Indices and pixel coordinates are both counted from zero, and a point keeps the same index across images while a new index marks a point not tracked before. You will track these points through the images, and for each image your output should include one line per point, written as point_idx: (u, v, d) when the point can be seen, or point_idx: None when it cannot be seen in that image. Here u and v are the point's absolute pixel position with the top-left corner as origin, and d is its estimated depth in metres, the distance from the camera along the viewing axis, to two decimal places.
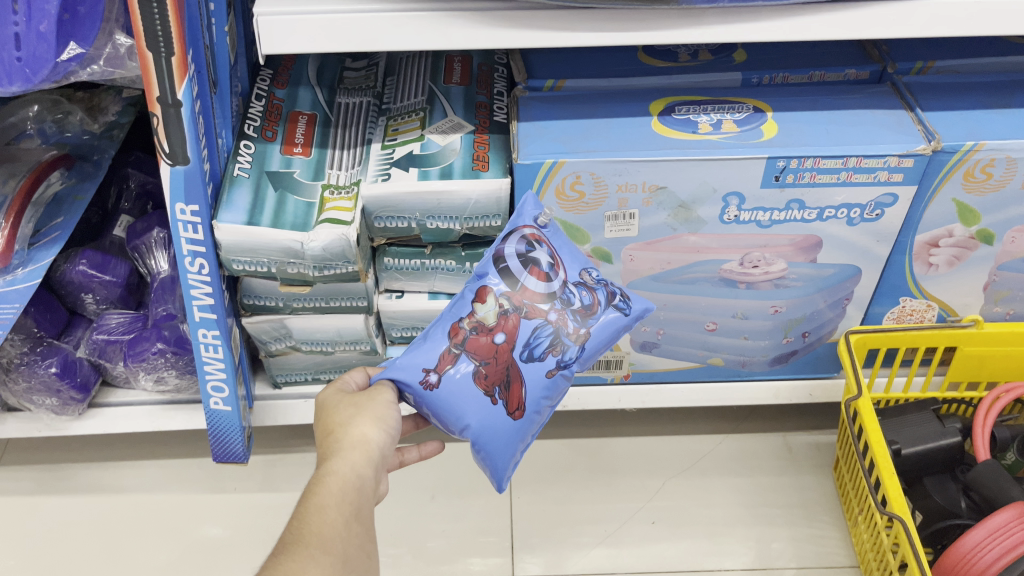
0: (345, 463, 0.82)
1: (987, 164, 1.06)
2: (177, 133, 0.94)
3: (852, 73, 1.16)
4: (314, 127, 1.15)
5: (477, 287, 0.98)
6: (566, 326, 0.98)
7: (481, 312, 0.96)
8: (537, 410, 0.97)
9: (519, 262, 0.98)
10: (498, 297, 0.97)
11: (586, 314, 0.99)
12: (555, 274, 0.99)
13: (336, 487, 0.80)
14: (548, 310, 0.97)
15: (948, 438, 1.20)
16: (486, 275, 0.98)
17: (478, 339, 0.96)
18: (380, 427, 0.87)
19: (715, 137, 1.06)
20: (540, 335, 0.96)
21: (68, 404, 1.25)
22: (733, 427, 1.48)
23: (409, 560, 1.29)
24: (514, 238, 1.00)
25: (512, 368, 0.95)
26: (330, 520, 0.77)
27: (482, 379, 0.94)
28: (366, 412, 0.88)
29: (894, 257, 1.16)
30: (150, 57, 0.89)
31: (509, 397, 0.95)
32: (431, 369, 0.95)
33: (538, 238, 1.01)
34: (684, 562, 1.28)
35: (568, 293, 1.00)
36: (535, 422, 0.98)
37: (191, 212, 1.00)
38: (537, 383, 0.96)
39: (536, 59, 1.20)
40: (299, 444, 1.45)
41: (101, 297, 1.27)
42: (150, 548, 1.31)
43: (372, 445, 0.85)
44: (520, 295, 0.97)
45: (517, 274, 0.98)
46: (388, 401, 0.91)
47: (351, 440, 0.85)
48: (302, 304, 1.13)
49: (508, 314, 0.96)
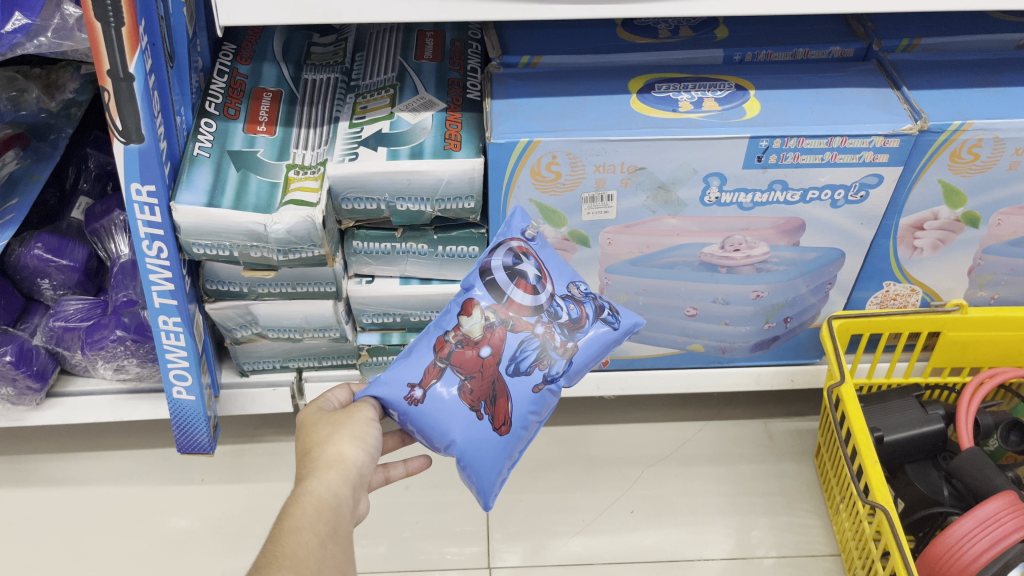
0: (320, 483, 0.78)
1: (974, 144, 1.03)
2: (129, 109, 0.89)
3: (837, 51, 1.13)
4: (279, 104, 1.10)
5: (463, 300, 0.95)
6: (554, 340, 0.94)
7: (467, 325, 0.93)
8: (524, 425, 0.93)
9: (505, 274, 0.94)
10: (485, 310, 0.93)
11: (574, 328, 0.95)
12: (542, 287, 0.95)
13: (312, 507, 0.76)
14: (535, 323, 0.93)
15: (930, 425, 1.17)
16: (471, 287, 0.95)
17: (464, 352, 0.92)
18: (358, 446, 0.84)
19: (696, 116, 1.03)
20: (526, 349, 0.92)
21: (25, 393, 1.20)
22: (713, 415, 1.45)
23: (382, 553, 1.25)
24: (500, 250, 0.96)
25: (498, 382, 0.91)
26: (305, 542, 0.73)
27: (468, 394, 0.90)
28: (344, 430, 0.85)
29: (878, 240, 1.14)
30: (99, 27, 0.84)
31: (494, 412, 0.91)
32: (416, 384, 0.91)
33: (525, 250, 0.97)
34: (663, 551, 1.26)
35: (556, 306, 0.96)
36: (523, 438, 0.94)
37: (147, 192, 0.95)
38: (523, 398, 0.92)
39: (512, 35, 1.16)
40: (268, 434, 1.41)
41: (58, 283, 1.22)
42: (115, 541, 1.26)
43: (349, 464, 0.81)
44: (506, 308, 0.93)
45: (503, 287, 0.94)
46: (369, 419, 0.87)
47: (327, 459, 0.81)
48: (267, 289, 1.09)
49: (494, 328, 0.92)
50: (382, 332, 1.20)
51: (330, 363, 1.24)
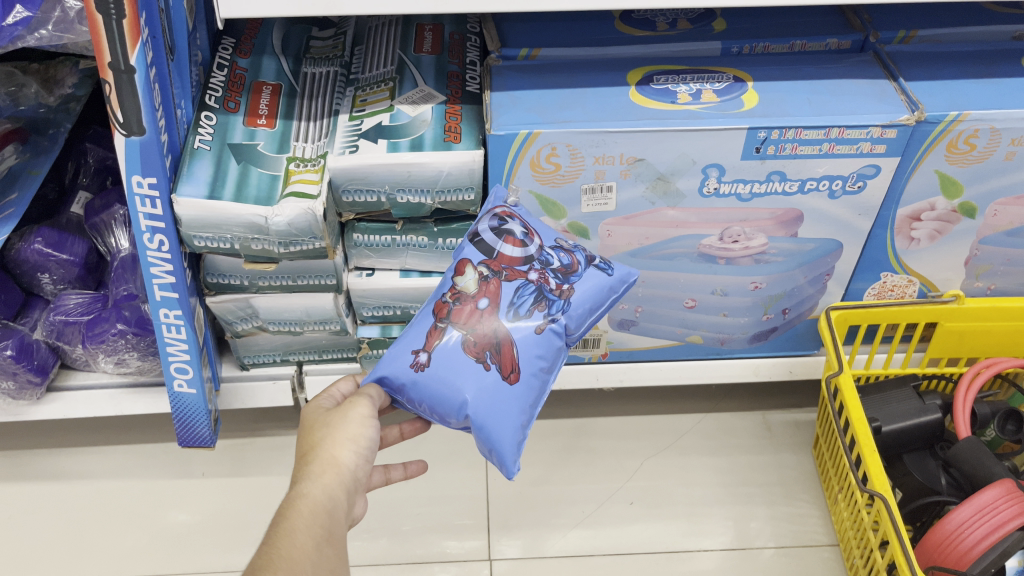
0: (316, 486, 0.78)
1: (970, 135, 1.04)
2: (131, 101, 0.89)
3: (834, 42, 1.14)
4: (278, 97, 1.10)
5: (456, 264, 0.97)
6: (549, 283, 0.95)
7: (462, 283, 0.94)
8: (533, 372, 0.92)
9: (492, 234, 0.96)
10: (477, 266, 0.95)
11: (568, 272, 0.97)
12: (530, 241, 0.97)
13: (307, 510, 0.76)
14: (528, 271, 0.95)
15: (928, 415, 1.18)
16: (462, 251, 0.97)
17: (463, 308, 0.93)
18: (352, 448, 0.83)
19: (695, 107, 1.03)
20: (523, 294, 0.93)
21: (25, 388, 1.20)
22: (712, 406, 1.46)
23: (383, 546, 1.26)
24: (485, 217, 0.99)
25: (501, 329, 0.91)
26: (300, 544, 0.73)
27: (471, 345, 0.90)
28: (338, 431, 0.84)
29: (875, 231, 1.14)
30: (101, 20, 0.84)
31: (501, 360, 0.90)
32: (420, 349, 0.92)
33: (510, 214, 0.99)
34: (662, 543, 1.26)
35: (546, 256, 0.98)
36: (534, 387, 0.92)
37: (149, 184, 0.95)
38: (529, 341, 0.92)
39: (510, 28, 1.16)
40: (268, 428, 1.41)
41: (58, 277, 1.22)
42: (116, 535, 1.26)
43: (343, 467, 0.81)
44: (497, 262, 0.95)
45: (492, 244, 0.96)
46: (364, 417, 0.87)
47: (322, 461, 0.81)
48: (268, 282, 1.09)
49: (489, 280, 0.94)
50: (382, 325, 1.20)
51: (331, 356, 1.25)
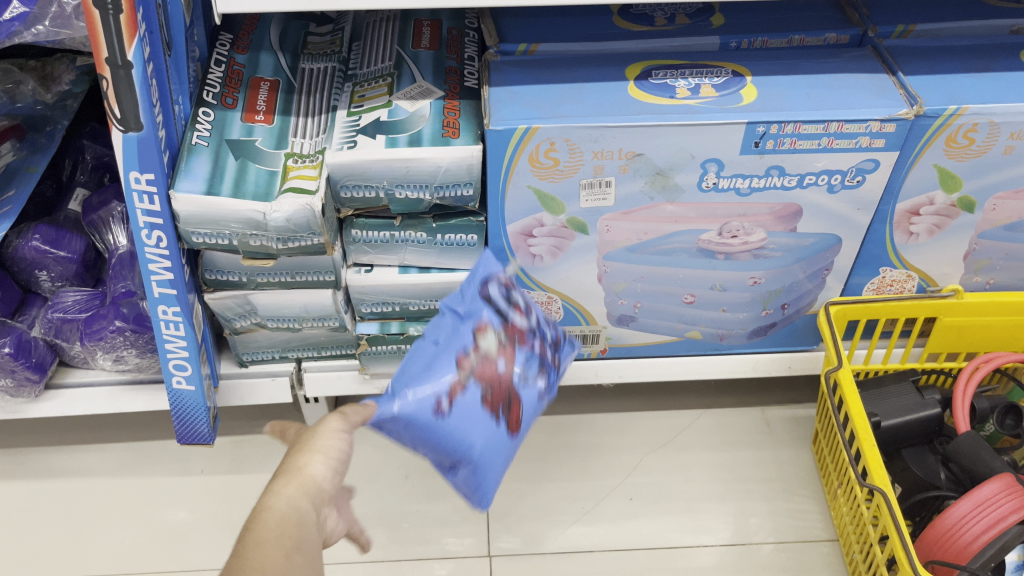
0: (277, 498, 0.68)
1: (969, 129, 1.04)
2: (128, 97, 0.89)
3: (833, 37, 1.13)
4: (276, 93, 1.10)
5: (469, 319, 0.93)
6: (546, 354, 1.00)
7: (483, 342, 0.92)
8: (525, 427, 0.96)
9: (501, 302, 0.96)
10: (494, 328, 0.93)
11: (556, 345, 1.04)
12: (528, 312, 1.00)
13: (275, 519, 0.66)
14: (534, 342, 0.98)
15: (926, 410, 1.18)
16: (470, 311, 0.94)
17: (484, 366, 0.91)
18: (319, 458, 0.72)
19: (693, 102, 1.03)
20: (533, 361, 0.96)
21: (23, 386, 1.19)
22: (711, 402, 1.46)
23: (382, 543, 1.25)
24: (487, 279, 0.97)
25: (513, 392, 0.93)
26: (270, 554, 0.64)
27: (489, 403, 0.90)
28: (304, 442, 0.73)
29: (875, 226, 1.14)
30: (98, 15, 0.84)
31: (509, 417, 0.92)
32: (443, 397, 0.87)
33: (508, 282, 1.00)
34: (662, 539, 1.26)
35: (539, 324, 1.01)
36: (518, 443, 0.97)
37: (146, 180, 0.95)
38: (530, 406, 0.95)
39: (508, 23, 1.16)
40: (266, 425, 1.41)
41: (55, 275, 1.22)
42: (115, 533, 1.26)
43: (306, 479, 0.70)
44: (511, 328, 0.95)
45: (504, 312, 0.95)
46: (333, 430, 0.75)
47: (286, 471, 0.71)
48: (266, 279, 1.09)
49: (506, 344, 0.93)
50: (382, 321, 1.20)
51: (330, 353, 1.24)
